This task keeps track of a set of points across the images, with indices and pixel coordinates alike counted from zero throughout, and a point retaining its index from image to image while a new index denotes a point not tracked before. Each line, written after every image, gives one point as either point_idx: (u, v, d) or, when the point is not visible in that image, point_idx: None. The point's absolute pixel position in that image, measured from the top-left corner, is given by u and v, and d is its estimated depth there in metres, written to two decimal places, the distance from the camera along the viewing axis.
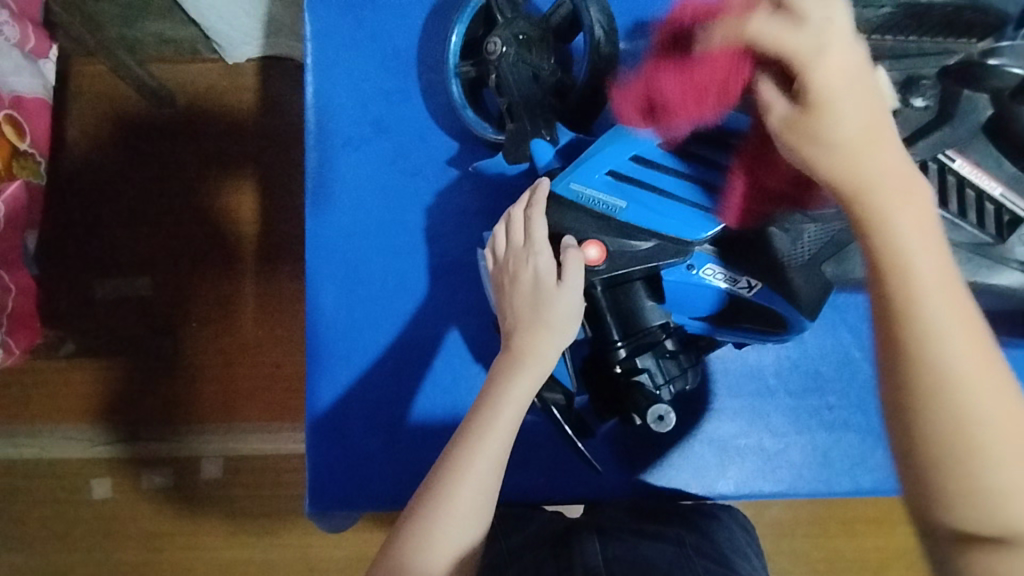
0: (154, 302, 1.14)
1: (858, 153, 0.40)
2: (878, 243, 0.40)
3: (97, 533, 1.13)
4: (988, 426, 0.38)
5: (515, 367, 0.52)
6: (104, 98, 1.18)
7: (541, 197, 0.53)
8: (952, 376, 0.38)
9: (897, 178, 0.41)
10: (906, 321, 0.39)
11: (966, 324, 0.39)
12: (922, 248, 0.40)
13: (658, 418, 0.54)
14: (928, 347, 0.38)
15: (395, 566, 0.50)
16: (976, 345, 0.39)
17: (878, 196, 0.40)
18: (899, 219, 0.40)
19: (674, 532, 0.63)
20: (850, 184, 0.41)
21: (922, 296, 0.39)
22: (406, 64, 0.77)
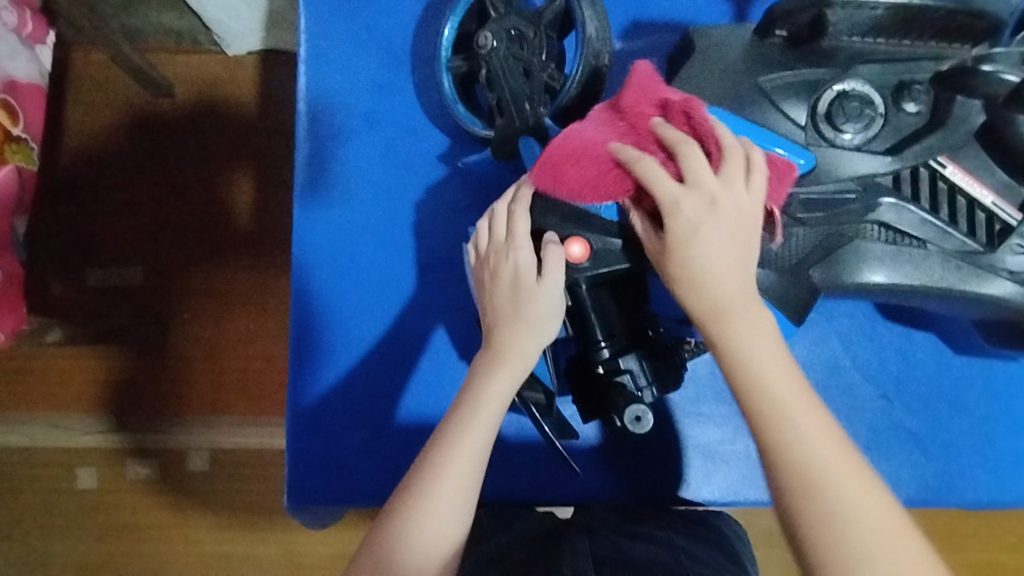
0: (144, 291, 1.13)
1: (719, 280, 0.46)
2: (734, 361, 0.45)
3: (81, 522, 1.12)
4: (853, 522, 0.42)
5: (494, 365, 0.51)
6: (102, 85, 1.18)
7: (525, 193, 0.53)
8: (814, 482, 0.42)
9: (750, 304, 0.46)
10: (765, 439, 0.44)
11: (820, 432, 0.44)
12: (770, 364, 0.45)
13: (636, 419, 0.53)
14: (787, 457, 0.43)
15: (370, 565, 0.49)
16: (829, 446, 0.43)
17: (732, 320, 0.46)
18: (752, 338, 0.45)
19: (665, 535, 0.63)
20: (714, 311, 0.46)
21: (776, 410, 0.44)
22: (400, 58, 0.76)
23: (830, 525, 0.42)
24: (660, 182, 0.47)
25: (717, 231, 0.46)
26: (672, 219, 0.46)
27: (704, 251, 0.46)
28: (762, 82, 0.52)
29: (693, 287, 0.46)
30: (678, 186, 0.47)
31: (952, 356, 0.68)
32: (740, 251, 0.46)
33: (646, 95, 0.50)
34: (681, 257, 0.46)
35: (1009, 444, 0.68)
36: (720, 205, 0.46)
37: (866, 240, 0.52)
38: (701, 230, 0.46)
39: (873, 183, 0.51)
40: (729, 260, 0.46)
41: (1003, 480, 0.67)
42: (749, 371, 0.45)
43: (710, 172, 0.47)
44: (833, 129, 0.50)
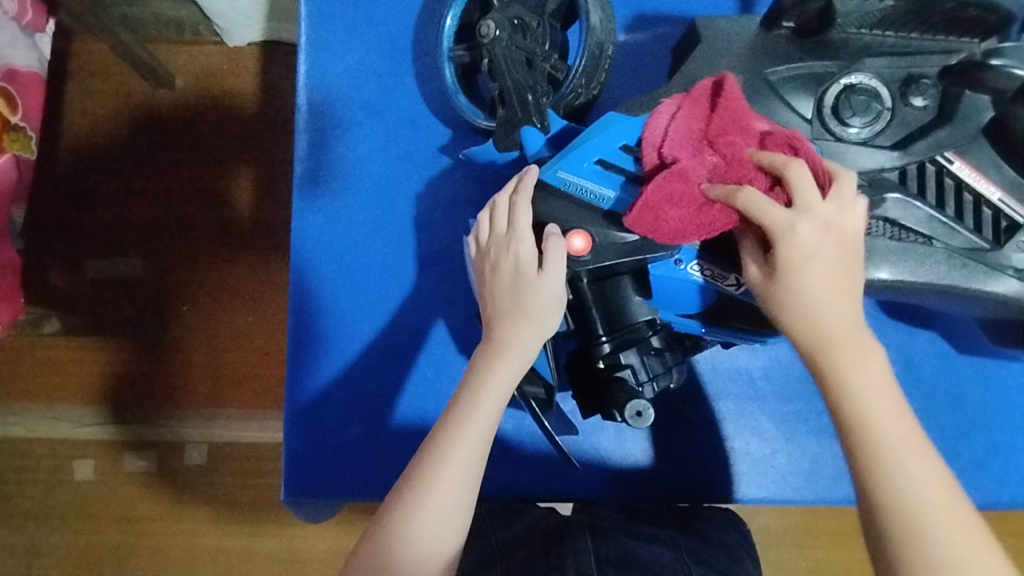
0: (143, 283, 1.13)
1: (834, 315, 0.45)
2: (842, 393, 0.45)
3: (78, 515, 1.12)
4: (960, 568, 0.42)
5: (495, 358, 0.50)
6: (102, 75, 1.17)
7: (527, 185, 0.52)
8: (920, 525, 0.42)
9: (861, 336, 0.45)
10: (871, 479, 0.44)
11: (923, 460, 0.44)
12: (883, 404, 0.44)
13: (637, 414, 0.52)
14: (899, 499, 0.43)
15: (368, 560, 0.49)
16: (938, 491, 0.43)
17: (843, 353, 0.45)
18: (861, 369, 0.45)
19: (667, 535, 0.63)
20: (823, 343, 0.45)
21: (886, 451, 0.44)
22: (402, 49, 0.75)
23: (926, 552, 0.42)
24: (774, 214, 0.44)
25: (830, 262, 0.45)
26: (783, 250, 0.45)
27: (819, 284, 0.45)
28: (768, 73, 0.51)
29: (803, 320, 0.45)
30: (787, 218, 0.44)
31: (955, 354, 0.68)
32: (852, 283, 0.45)
33: (732, 116, 0.47)
34: (798, 292, 0.45)
35: (1011, 444, 0.67)
36: (839, 237, 0.45)
37: (870, 236, 0.51)
38: (816, 258, 0.44)
39: (879, 177, 0.50)
40: (845, 295, 0.45)
41: (1004, 479, 0.66)
42: (851, 400, 0.45)
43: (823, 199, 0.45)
44: (840, 123, 0.50)
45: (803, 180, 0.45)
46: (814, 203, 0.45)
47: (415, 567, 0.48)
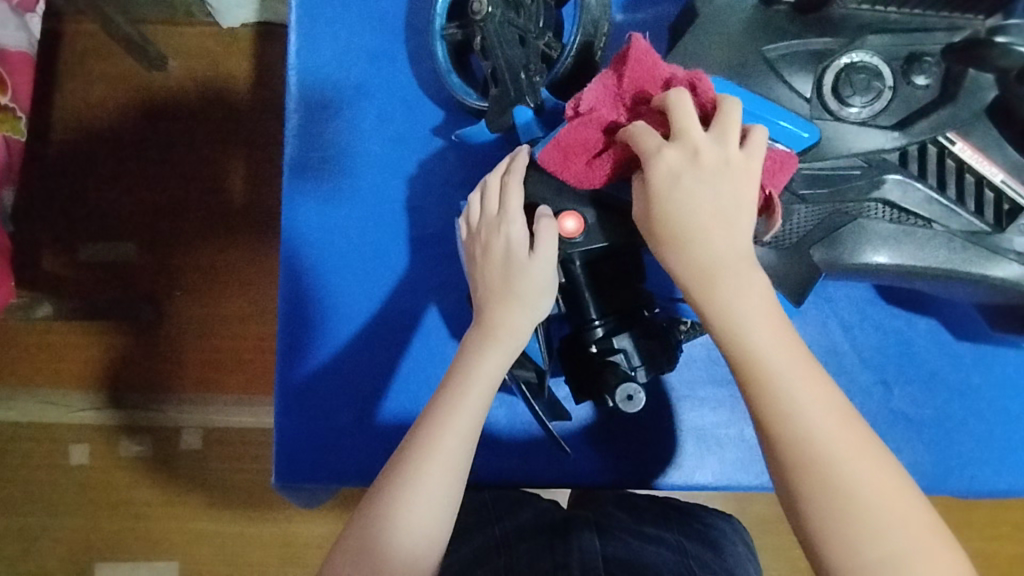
0: (137, 267, 1.11)
1: (703, 240, 0.45)
2: (722, 323, 0.45)
3: (74, 499, 1.11)
4: (847, 489, 0.42)
5: (486, 341, 0.50)
6: (93, 56, 1.15)
7: (520, 164, 0.51)
8: (809, 449, 0.43)
9: (736, 262, 0.45)
10: (759, 406, 0.44)
11: (811, 381, 0.44)
12: (766, 330, 0.44)
13: (629, 398, 0.52)
14: (786, 425, 0.43)
15: (357, 545, 0.48)
16: (824, 412, 0.43)
17: (718, 280, 0.45)
18: (740, 298, 0.44)
19: (673, 538, 0.63)
20: (697, 271, 0.45)
21: (769, 376, 0.44)
22: (395, 28, 0.74)
23: (820, 474, 0.42)
24: (648, 142, 0.46)
25: (700, 189, 0.45)
26: (650, 175, 0.45)
27: (687, 209, 0.45)
28: (766, 51, 0.50)
29: (677, 250, 0.45)
30: (660, 147, 0.45)
31: (954, 343, 0.67)
32: (726, 212, 0.45)
33: (648, 69, 0.48)
34: (664, 216, 0.45)
35: (1009, 434, 0.66)
36: (708, 164, 0.45)
37: (870, 219, 0.50)
38: (684, 185, 0.45)
39: (879, 158, 0.49)
40: (716, 221, 0.45)
41: (1002, 469, 0.66)
42: (733, 331, 0.45)
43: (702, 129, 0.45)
44: (839, 102, 0.48)
45: (683, 112, 0.45)
46: (688, 132, 0.45)
47: (405, 553, 0.48)
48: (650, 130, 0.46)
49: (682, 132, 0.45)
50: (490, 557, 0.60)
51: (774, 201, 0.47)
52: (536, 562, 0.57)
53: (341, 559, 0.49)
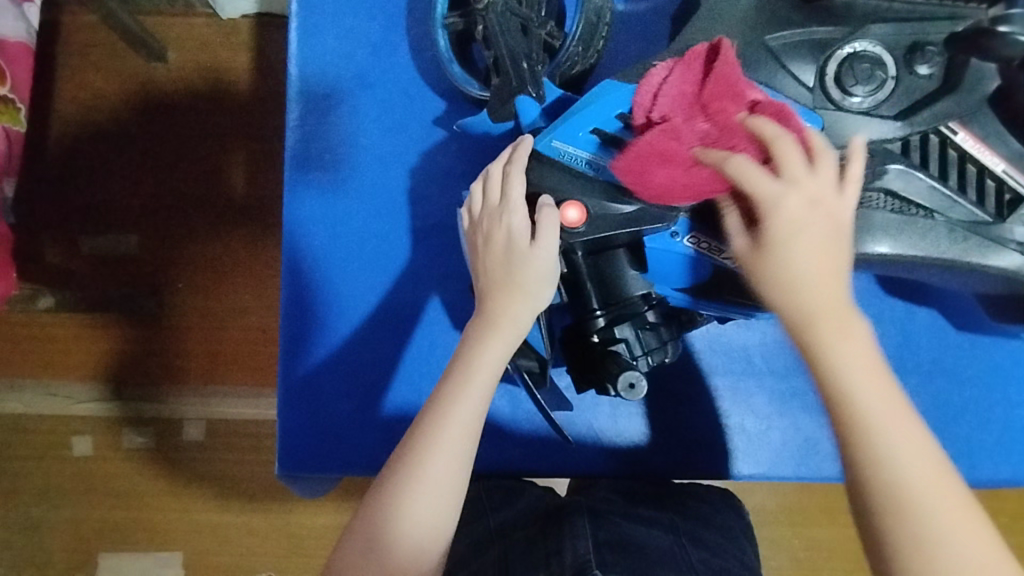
0: (138, 259, 1.12)
1: (815, 287, 0.42)
2: (828, 375, 0.42)
3: (78, 490, 1.12)
4: (954, 555, 0.40)
5: (487, 331, 0.49)
6: (92, 47, 1.15)
7: (521, 155, 0.50)
8: (913, 512, 0.40)
9: (846, 311, 0.42)
10: (861, 465, 0.41)
11: (913, 441, 0.41)
12: (871, 384, 0.42)
13: (630, 386, 0.51)
14: (886, 484, 0.41)
15: (360, 535, 0.49)
16: (929, 474, 0.41)
17: (826, 330, 0.42)
18: (847, 348, 0.42)
19: (667, 518, 0.64)
20: (805, 319, 0.42)
21: (876, 434, 0.41)
22: (396, 17, 0.74)
23: (916, 539, 0.40)
24: (755, 180, 0.43)
25: (814, 232, 0.43)
26: (771, 221, 0.43)
27: (802, 255, 0.42)
28: (769, 40, 0.49)
29: (785, 296, 0.43)
30: (777, 186, 0.43)
31: (954, 332, 0.67)
32: (838, 258, 0.43)
33: (730, 84, 0.46)
34: (776, 260, 0.43)
35: (1008, 423, 0.67)
36: (823, 208, 0.43)
37: (872, 209, 0.51)
38: (802, 228, 0.43)
39: (881, 148, 0.49)
40: (831, 268, 0.43)
41: (1002, 457, 0.66)
42: (838, 383, 0.42)
43: (808, 167, 0.43)
44: (841, 92, 0.48)
45: (789, 149, 0.43)
46: (800, 172, 0.43)
47: (409, 544, 0.48)
48: (751, 162, 0.44)
49: (788, 169, 0.43)
50: (488, 548, 0.61)
51: None
52: (529, 555, 0.58)
53: (345, 551, 0.49)
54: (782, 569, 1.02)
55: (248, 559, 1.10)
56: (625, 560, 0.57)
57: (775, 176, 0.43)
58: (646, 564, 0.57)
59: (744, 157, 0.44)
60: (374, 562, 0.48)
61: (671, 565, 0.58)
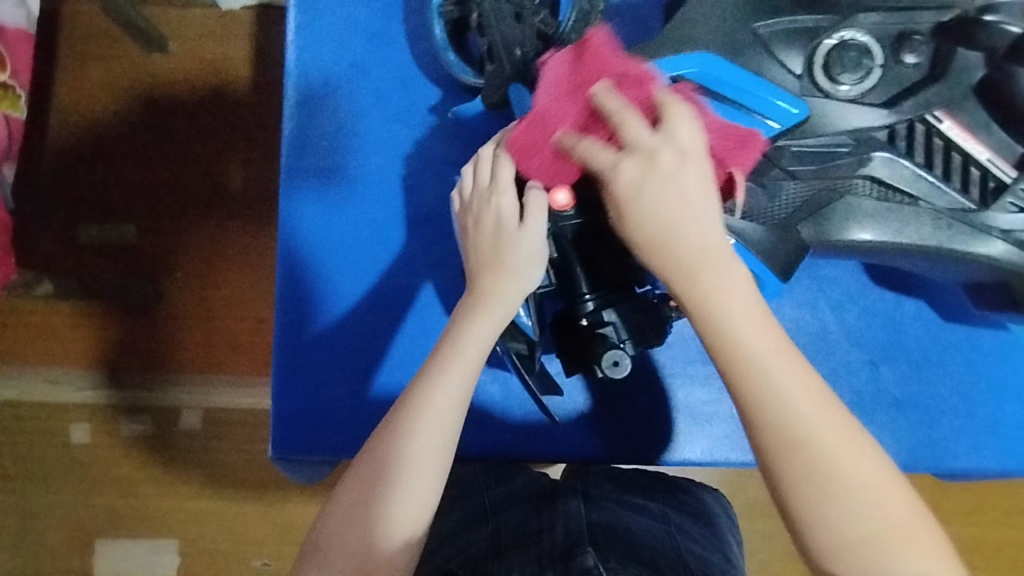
0: (137, 248, 1.12)
1: (677, 241, 0.45)
2: (702, 316, 0.45)
3: (75, 478, 1.13)
4: (845, 480, 0.42)
5: (476, 309, 0.50)
6: (94, 37, 1.15)
7: (511, 137, 0.52)
8: (800, 441, 0.43)
9: (718, 256, 0.45)
10: (748, 401, 0.44)
11: (795, 375, 0.44)
12: (748, 323, 0.44)
13: (614, 364, 0.54)
14: (773, 418, 0.43)
15: (348, 497, 0.50)
16: (813, 402, 0.43)
17: (704, 275, 0.44)
18: (724, 290, 0.44)
19: (657, 508, 0.64)
20: (681, 266, 0.45)
21: (756, 371, 0.44)
22: (393, 7, 0.74)
23: (809, 466, 0.43)
24: (599, 156, 0.47)
25: (662, 188, 0.45)
26: (613, 188, 0.46)
27: (652, 209, 0.45)
28: (757, 27, 0.50)
29: (651, 251, 0.45)
30: (615, 157, 0.46)
31: (941, 324, 0.68)
32: (696, 209, 0.45)
33: (592, 69, 0.49)
34: (626, 221, 0.46)
35: (992, 415, 0.68)
36: (663, 169, 0.45)
37: (856, 196, 0.51)
38: (645, 189, 0.45)
39: (868, 136, 0.50)
40: (683, 223, 0.45)
41: (986, 446, 0.67)
42: (714, 323, 0.44)
43: (651, 134, 0.46)
44: (830, 80, 0.49)
45: (630, 121, 0.46)
46: (642, 137, 0.45)
47: (396, 511, 0.49)
48: (597, 146, 0.47)
49: (627, 139, 0.46)
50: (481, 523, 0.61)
51: (735, 180, 0.48)
52: (523, 529, 0.58)
53: (333, 516, 0.51)
54: (772, 562, 1.03)
55: (242, 548, 1.11)
56: (614, 538, 0.56)
57: (617, 150, 0.46)
58: (632, 544, 0.56)
59: (592, 141, 0.47)
60: (359, 525, 0.49)
61: (658, 547, 0.57)
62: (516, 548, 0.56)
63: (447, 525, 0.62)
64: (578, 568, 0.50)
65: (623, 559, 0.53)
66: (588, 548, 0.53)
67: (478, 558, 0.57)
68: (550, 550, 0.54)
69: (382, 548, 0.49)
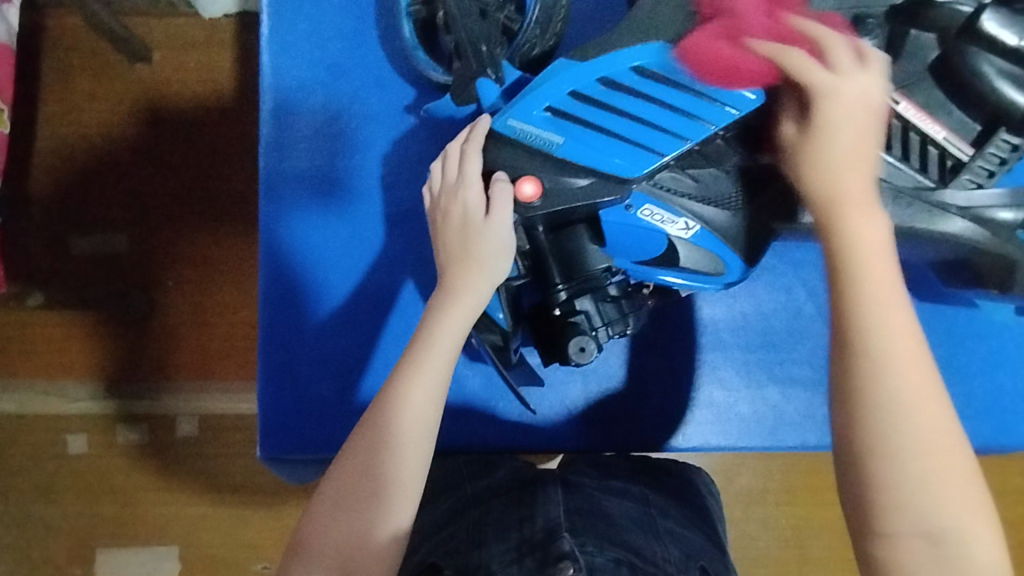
0: (129, 259, 1.13)
1: (839, 167, 0.46)
2: (837, 239, 0.46)
3: (76, 489, 1.13)
4: (915, 408, 0.42)
5: (448, 302, 0.51)
6: (79, 50, 1.16)
7: (479, 132, 0.53)
8: (891, 369, 0.43)
9: (869, 193, 0.46)
10: (853, 319, 0.44)
11: (903, 316, 0.44)
12: (878, 254, 0.45)
13: (581, 350, 0.55)
14: (874, 339, 0.43)
15: (330, 498, 0.50)
16: (915, 344, 0.44)
17: (842, 203, 0.46)
18: (859, 223, 0.45)
19: (637, 492, 0.63)
20: (825, 190, 0.47)
21: (874, 297, 0.44)
22: (365, 9, 0.75)
23: (890, 394, 0.43)
24: (815, 74, 0.46)
25: (852, 121, 0.46)
26: (820, 111, 0.46)
27: (839, 139, 0.46)
28: (713, 15, 0.48)
29: (816, 172, 0.47)
30: (831, 79, 0.46)
31: (917, 303, 0.69)
32: (869, 134, 0.46)
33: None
34: (820, 141, 0.47)
35: (969, 389, 0.68)
36: (850, 93, 0.46)
37: None
38: (846, 116, 0.46)
39: None
40: (860, 142, 0.46)
41: (964, 421, 0.68)
42: (846, 245, 0.45)
43: (856, 61, 0.46)
44: None
45: (840, 51, 0.47)
46: (832, 78, 0.46)
47: (375, 505, 0.50)
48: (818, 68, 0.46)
49: (840, 66, 0.46)
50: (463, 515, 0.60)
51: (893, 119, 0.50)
52: (504, 517, 0.57)
53: (314, 515, 0.51)
54: (768, 549, 1.04)
55: (242, 552, 1.12)
56: (593, 523, 0.55)
57: (831, 71, 0.46)
58: (611, 527, 0.56)
59: (801, 52, 0.46)
60: (341, 521, 0.50)
61: (637, 530, 0.57)
62: (497, 535, 0.56)
63: (428, 521, 0.61)
64: (554, 554, 0.50)
65: (600, 543, 0.53)
66: (565, 534, 0.52)
67: (461, 547, 0.56)
68: (530, 536, 0.54)
69: (371, 539, 0.49)
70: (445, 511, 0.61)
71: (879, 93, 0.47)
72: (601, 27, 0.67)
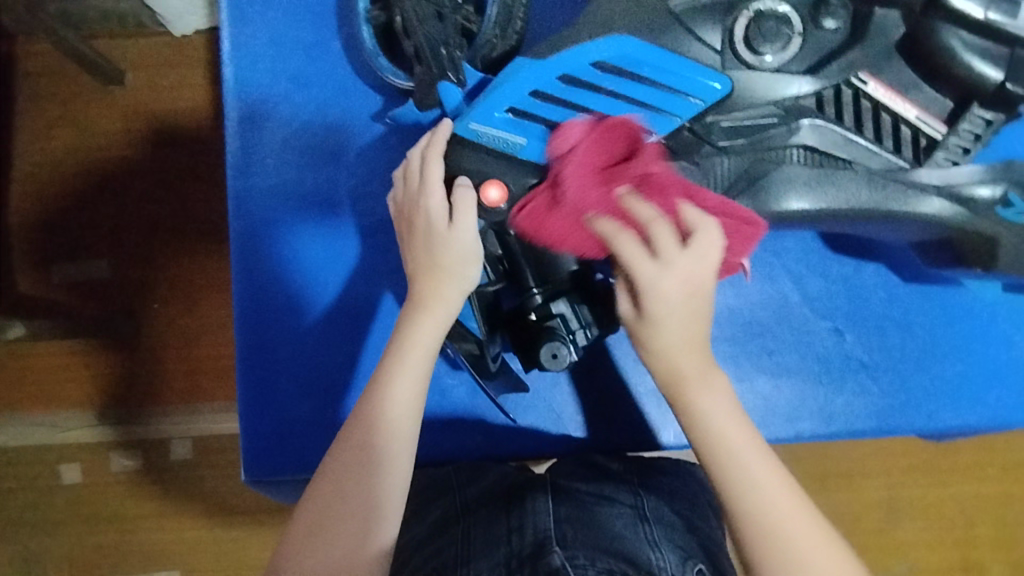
0: (114, 284, 1.03)
1: (675, 350, 0.47)
2: (686, 406, 0.48)
3: (61, 529, 1.01)
4: (787, 537, 0.46)
5: (417, 314, 0.50)
6: (43, 59, 1.07)
7: (439, 137, 0.50)
8: (756, 504, 0.46)
9: (704, 359, 0.48)
10: (716, 466, 0.48)
11: (750, 449, 0.48)
12: (720, 402, 0.48)
13: (553, 357, 0.54)
14: (733, 481, 0.47)
15: (303, 519, 0.49)
16: (767, 470, 0.47)
17: (688, 376, 0.48)
18: (703, 383, 0.48)
19: (628, 497, 0.60)
20: (669, 371, 0.48)
21: (721, 444, 0.48)
22: (325, 18, 0.74)
23: (761, 529, 0.46)
24: (642, 263, 0.46)
25: (673, 304, 0.46)
26: (646, 301, 0.46)
27: (665, 324, 0.47)
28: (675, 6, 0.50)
29: (658, 356, 0.48)
30: (653, 268, 0.46)
31: (902, 284, 0.68)
32: (694, 312, 0.47)
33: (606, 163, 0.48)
34: (651, 330, 0.47)
35: (961, 368, 0.67)
36: (674, 278, 0.46)
37: (790, 165, 0.52)
38: (665, 303, 0.46)
39: (795, 105, 0.51)
40: (684, 323, 0.47)
41: (957, 401, 0.67)
42: (694, 408, 0.48)
43: (674, 246, 0.46)
44: (753, 52, 0.49)
45: (653, 237, 0.46)
46: (661, 257, 0.46)
47: (354, 525, 0.48)
48: (644, 254, 0.46)
49: (659, 252, 0.46)
50: (450, 528, 0.58)
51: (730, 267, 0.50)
52: (491, 530, 0.56)
53: (291, 538, 0.49)
54: None
55: None
56: (583, 533, 0.55)
57: (654, 257, 0.46)
58: (604, 538, 0.54)
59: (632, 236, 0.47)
60: (319, 545, 0.48)
61: (629, 539, 0.55)
62: (485, 550, 0.55)
63: (413, 535, 0.59)
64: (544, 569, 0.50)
65: (592, 554, 0.52)
66: (555, 547, 0.52)
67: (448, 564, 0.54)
68: (519, 550, 0.53)
69: (356, 560, 0.48)
70: (432, 525, 0.59)
71: (699, 270, 0.46)
72: (559, 19, 0.65)
